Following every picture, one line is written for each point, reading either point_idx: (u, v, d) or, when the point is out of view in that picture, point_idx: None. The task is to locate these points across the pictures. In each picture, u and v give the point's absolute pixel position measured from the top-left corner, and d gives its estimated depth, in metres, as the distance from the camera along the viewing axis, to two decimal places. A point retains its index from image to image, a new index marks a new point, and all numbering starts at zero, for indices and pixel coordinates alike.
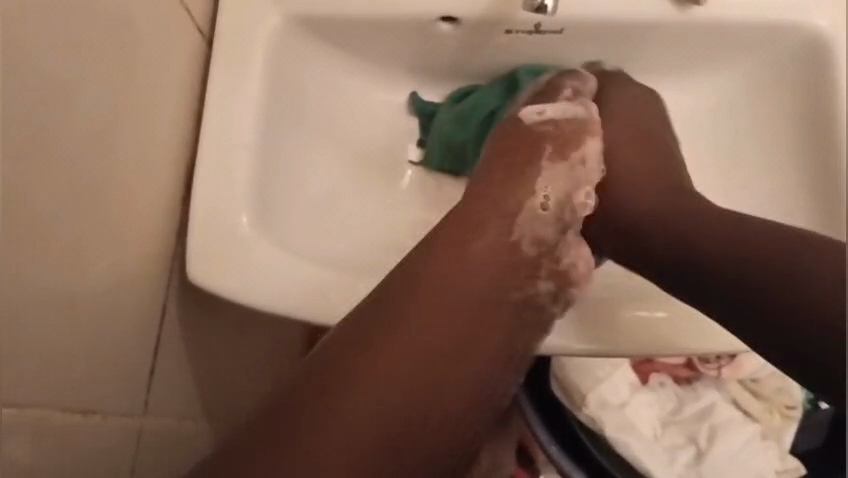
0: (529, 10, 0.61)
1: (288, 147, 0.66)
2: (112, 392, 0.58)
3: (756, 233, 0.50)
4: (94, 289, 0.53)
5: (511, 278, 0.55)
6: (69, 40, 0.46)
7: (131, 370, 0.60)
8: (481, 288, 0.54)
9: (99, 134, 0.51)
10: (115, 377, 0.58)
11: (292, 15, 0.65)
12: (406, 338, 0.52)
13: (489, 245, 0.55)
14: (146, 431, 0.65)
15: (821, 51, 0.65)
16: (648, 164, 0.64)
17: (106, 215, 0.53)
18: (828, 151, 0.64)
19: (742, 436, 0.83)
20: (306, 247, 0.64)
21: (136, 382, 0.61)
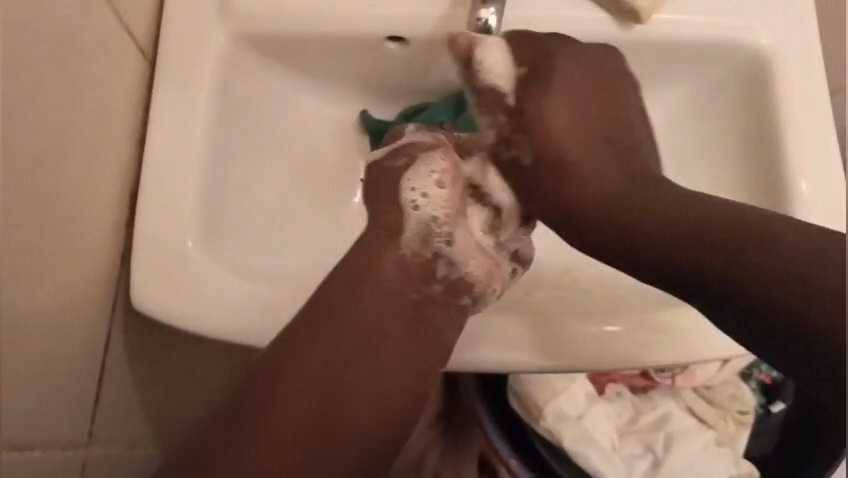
0: (474, 31, 0.62)
1: (235, 168, 0.65)
2: (57, 417, 0.56)
3: (789, 248, 0.42)
4: (38, 308, 0.51)
5: (418, 283, 0.54)
6: (21, 51, 0.46)
7: (75, 394, 0.58)
8: (395, 286, 0.53)
9: (49, 147, 0.50)
10: (58, 400, 0.56)
11: (237, 35, 0.64)
12: (323, 339, 0.51)
13: (396, 268, 0.53)
14: (92, 459, 0.63)
15: (760, 66, 0.67)
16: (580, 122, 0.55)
17: (53, 231, 0.52)
18: (769, 164, 0.65)
19: (698, 444, 0.85)
20: (256, 269, 0.63)
21: (80, 407, 0.59)
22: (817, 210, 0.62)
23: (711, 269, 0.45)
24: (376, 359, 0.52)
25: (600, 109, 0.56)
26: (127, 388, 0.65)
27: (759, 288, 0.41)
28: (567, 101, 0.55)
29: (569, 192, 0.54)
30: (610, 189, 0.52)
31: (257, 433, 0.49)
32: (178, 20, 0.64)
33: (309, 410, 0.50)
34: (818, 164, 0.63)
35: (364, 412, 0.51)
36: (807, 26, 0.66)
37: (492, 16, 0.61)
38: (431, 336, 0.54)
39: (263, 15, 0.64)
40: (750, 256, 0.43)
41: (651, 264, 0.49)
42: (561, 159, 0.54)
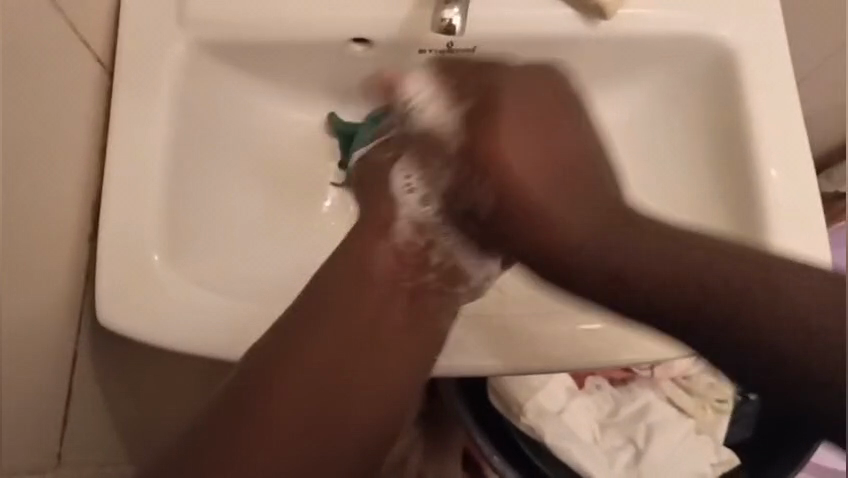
0: (439, 32, 0.61)
1: (199, 178, 0.64)
2: (20, 433, 0.58)
3: (741, 267, 0.41)
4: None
5: (412, 273, 0.52)
6: None
7: (39, 410, 0.59)
8: (389, 278, 0.52)
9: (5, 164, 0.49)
10: (25, 416, 0.58)
11: (196, 42, 0.63)
12: (321, 336, 0.51)
13: (387, 260, 0.51)
14: (65, 462, 0.65)
15: (725, 60, 0.67)
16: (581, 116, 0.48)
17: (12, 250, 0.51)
18: (737, 158, 0.65)
19: (678, 433, 0.85)
20: (224, 281, 0.62)
21: (46, 421, 0.60)
22: (785, 203, 0.62)
23: (690, 301, 0.41)
24: (375, 353, 0.51)
25: (571, 126, 0.45)
26: (96, 403, 0.64)
27: (741, 322, 0.40)
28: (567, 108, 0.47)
29: (535, 227, 0.44)
30: (588, 224, 0.44)
31: (254, 427, 0.50)
32: (135, 29, 0.62)
33: (309, 406, 0.50)
34: (784, 157, 0.63)
35: (362, 410, 0.51)
36: (770, 18, 0.67)
37: (456, 16, 0.60)
38: (431, 329, 0.53)
39: (223, 21, 0.63)
40: (746, 294, 0.40)
41: (621, 298, 0.44)
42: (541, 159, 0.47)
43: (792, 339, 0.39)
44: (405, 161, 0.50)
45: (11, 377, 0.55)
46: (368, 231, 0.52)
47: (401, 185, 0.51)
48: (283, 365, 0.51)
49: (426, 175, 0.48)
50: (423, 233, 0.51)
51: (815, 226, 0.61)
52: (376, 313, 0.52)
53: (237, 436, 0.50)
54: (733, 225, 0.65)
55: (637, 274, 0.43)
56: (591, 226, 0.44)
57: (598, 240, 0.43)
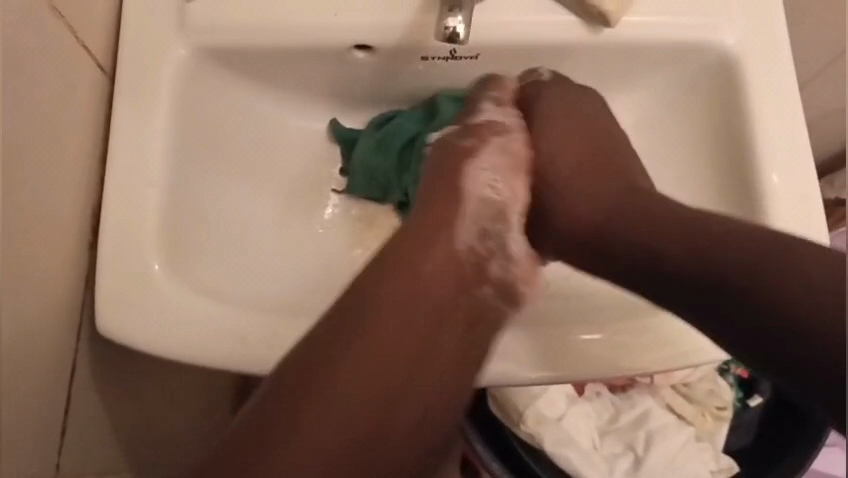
0: (443, 40, 0.60)
1: (199, 184, 0.64)
2: (28, 451, 0.55)
3: (729, 256, 0.46)
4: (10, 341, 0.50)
5: (474, 276, 0.52)
6: None
7: (44, 423, 0.56)
8: (451, 274, 0.50)
9: (11, 171, 0.48)
10: (34, 430, 0.55)
11: (198, 47, 0.62)
12: (380, 332, 0.47)
13: (438, 262, 0.50)
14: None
15: (729, 67, 0.66)
16: (577, 139, 0.60)
17: (17, 258, 0.50)
18: (741, 166, 0.65)
19: (678, 441, 0.85)
20: (225, 289, 0.61)
21: (48, 436, 0.57)
22: (790, 214, 0.62)
23: (711, 255, 0.46)
24: (438, 348, 0.49)
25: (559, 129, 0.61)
26: (93, 412, 0.63)
27: (714, 259, 0.46)
28: (568, 135, 0.60)
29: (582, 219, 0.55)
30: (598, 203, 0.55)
31: (281, 448, 0.43)
32: (134, 34, 0.62)
33: (361, 406, 0.45)
34: (789, 163, 0.63)
35: (417, 408, 0.47)
36: (773, 25, 0.66)
37: (460, 24, 0.59)
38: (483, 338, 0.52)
39: (224, 26, 0.62)
40: (712, 249, 0.47)
41: (666, 269, 0.49)
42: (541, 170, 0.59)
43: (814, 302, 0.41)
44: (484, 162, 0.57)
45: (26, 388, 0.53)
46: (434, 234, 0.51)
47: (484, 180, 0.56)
48: (346, 351, 0.46)
49: (500, 176, 0.57)
50: (485, 239, 0.54)
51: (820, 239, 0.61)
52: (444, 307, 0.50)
53: (274, 442, 0.43)
54: None
55: (688, 245, 0.48)
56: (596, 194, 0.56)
57: (601, 225, 0.54)
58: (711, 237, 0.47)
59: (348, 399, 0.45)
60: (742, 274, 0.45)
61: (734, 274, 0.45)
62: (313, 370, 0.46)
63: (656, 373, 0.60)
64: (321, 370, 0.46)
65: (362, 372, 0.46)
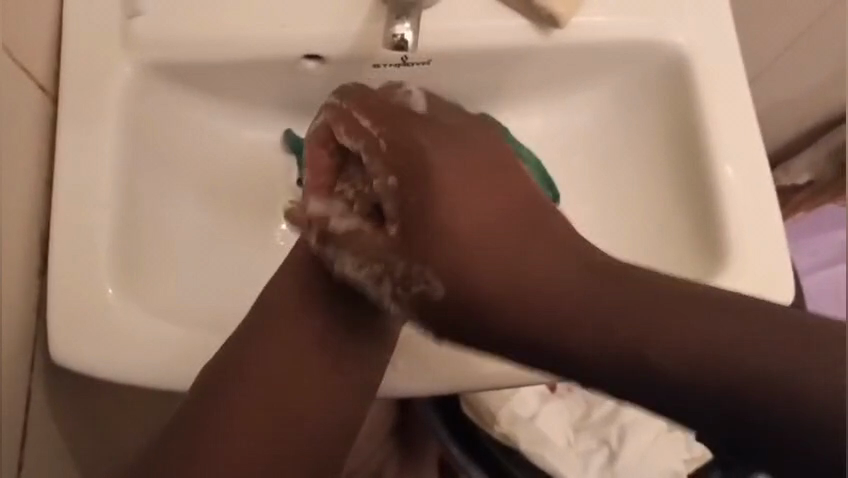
0: (391, 49, 0.59)
1: (150, 204, 0.62)
2: None
3: (718, 323, 0.37)
4: None
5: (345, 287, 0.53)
6: None
7: (6, 459, 0.53)
8: (327, 288, 0.52)
9: None
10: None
11: (144, 65, 0.61)
12: (272, 347, 0.51)
13: (320, 282, 0.53)
14: None
15: (680, 65, 0.67)
16: (487, 219, 0.42)
17: None
18: (695, 162, 0.65)
19: (650, 432, 0.84)
20: (182, 311, 0.60)
21: (8, 474, 0.53)
22: (747, 209, 0.62)
23: (726, 356, 0.36)
24: (324, 358, 0.52)
25: (464, 192, 0.43)
26: (55, 441, 0.61)
27: (746, 401, 0.35)
28: (473, 205, 0.42)
29: (513, 322, 0.41)
30: (558, 316, 0.40)
31: (208, 442, 0.49)
32: (79, 54, 0.61)
33: (267, 408, 0.50)
34: (741, 159, 0.63)
35: (315, 412, 0.51)
36: (720, 20, 0.67)
37: (407, 31, 0.59)
38: (367, 346, 0.53)
39: (171, 43, 0.61)
40: (728, 381, 0.36)
41: (649, 373, 0.38)
42: (498, 296, 0.41)
43: (790, 406, 0.34)
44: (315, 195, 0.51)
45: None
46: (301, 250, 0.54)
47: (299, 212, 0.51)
48: (245, 371, 0.51)
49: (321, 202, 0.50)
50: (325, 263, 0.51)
51: (779, 232, 0.61)
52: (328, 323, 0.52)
53: (203, 438, 0.49)
54: (693, 230, 0.65)
55: (720, 381, 0.36)
56: (544, 305, 0.40)
57: (560, 330, 0.40)
58: (723, 345, 0.36)
59: (250, 407, 0.50)
60: (726, 361, 0.36)
61: (723, 366, 0.36)
62: (225, 382, 0.50)
63: None
64: (229, 383, 0.50)
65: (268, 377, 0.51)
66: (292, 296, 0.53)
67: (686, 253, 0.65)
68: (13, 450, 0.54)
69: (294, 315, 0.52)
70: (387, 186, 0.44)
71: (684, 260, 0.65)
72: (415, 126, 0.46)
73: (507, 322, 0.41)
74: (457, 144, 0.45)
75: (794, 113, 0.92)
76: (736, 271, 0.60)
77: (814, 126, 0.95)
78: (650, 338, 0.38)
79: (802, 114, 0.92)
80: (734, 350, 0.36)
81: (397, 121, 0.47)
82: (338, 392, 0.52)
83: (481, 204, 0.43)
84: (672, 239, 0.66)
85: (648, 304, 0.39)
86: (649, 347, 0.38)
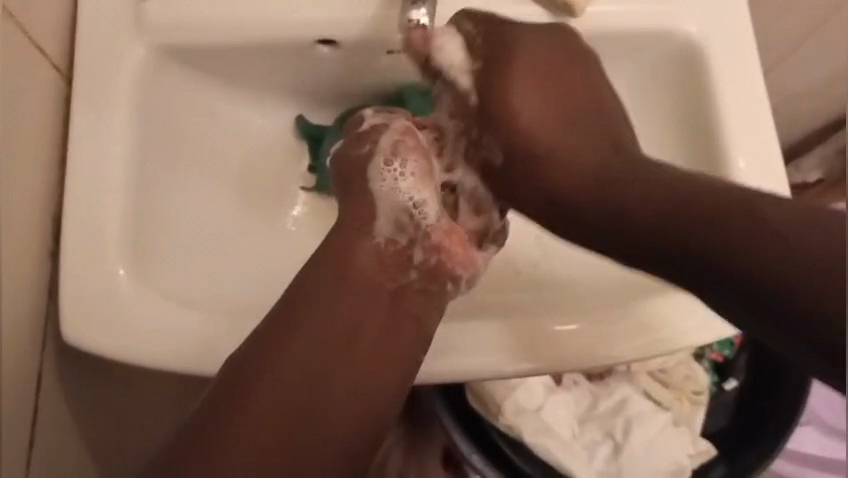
0: (407, 33, 0.61)
1: (161, 187, 0.62)
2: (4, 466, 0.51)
3: (735, 216, 0.40)
4: None
5: (395, 273, 0.55)
6: None
7: (17, 437, 0.53)
8: (368, 278, 0.54)
9: None
10: (9, 443, 0.52)
11: (157, 47, 0.61)
12: (302, 338, 0.51)
13: (372, 261, 0.55)
14: None
15: (694, 56, 0.66)
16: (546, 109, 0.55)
17: None
18: (707, 153, 0.65)
19: (657, 426, 0.85)
20: (192, 293, 0.60)
21: (19, 451, 0.53)
22: None
23: (719, 213, 0.41)
24: (359, 352, 0.52)
25: (545, 62, 0.57)
26: (64, 421, 0.62)
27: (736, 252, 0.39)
28: (534, 99, 0.56)
29: (546, 176, 0.53)
30: (583, 172, 0.52)
31: (228, 442, 0.48)
32: (91, 34, 0.61)
33: (294, 402, 0.50)
34: (754, 150, 0.63)
35: (344, 406, 0.51)
36: (735, 11, 0.67)
37: (423, 16, 0.60)
38: (408, 330, 0.55)
39: (184, 24, 0.61)
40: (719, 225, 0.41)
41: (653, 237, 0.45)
42: (544, 160, 0.54)
43: (813, 282, 0.35)
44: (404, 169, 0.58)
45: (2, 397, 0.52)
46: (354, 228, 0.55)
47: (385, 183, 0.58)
48: (271, 363, 0.50)
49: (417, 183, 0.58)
50: (402, 232, 0.56)
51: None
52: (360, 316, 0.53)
53: (222, 440, 0.49)
54: None
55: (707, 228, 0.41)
56: (579, 150, 0.53)
57: (577, 182, 0.52)
58: (703, 206, 0.42)
59: (274, 405, 0.50)
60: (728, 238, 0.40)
61: (715, 240, 0.41)
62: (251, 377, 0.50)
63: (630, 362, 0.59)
64: (252, 374, 0.50)
65: (293, 369, 0.51)
66: (319, 288, 0.53)
67: None
68: (23, 430, 0.54)
69: (325, 306, 0.52)
70: (467, 88, 0.57)
71: None
72: (512, 39, 0.57)
73: (549, 185, 0.53)
74: (536, 47, 0.57)
75: (807, 109, 0.92)
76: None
77: (825, 124, 0.95)
78: (675, 211, 0.44)
79: (813, 110, 0.92)
80: (723, 212, 0.41)
81: (493, 36, 0.57)
82: (369, 388, 0.52)
83: (550, 112, 0.55)
84: None
85: (698, 200, 0.43)
86: (673, 215, 0.44)
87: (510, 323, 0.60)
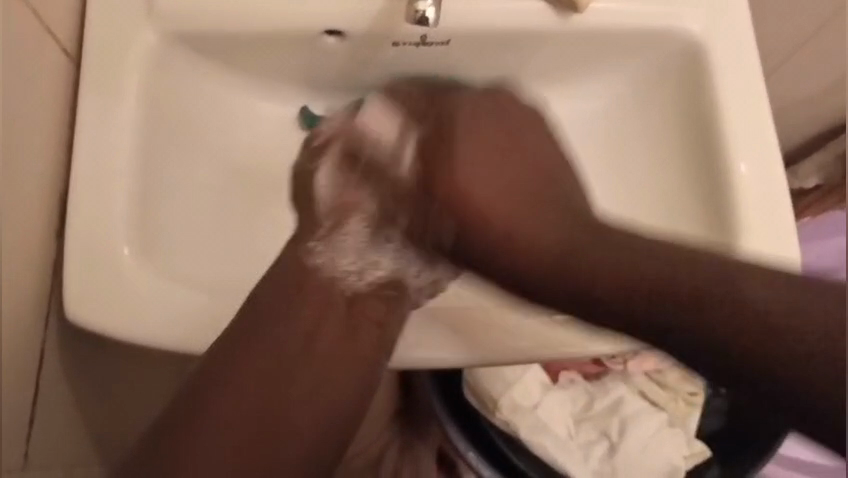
0: (412, 23, 0.61)
1: (168, 171, 0.63)
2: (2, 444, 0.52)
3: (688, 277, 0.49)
4: None
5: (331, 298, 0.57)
6: None
7: (18, 415, 0.54)
8: (322, 297, 0.56)
9: None
10: (9, 419, 0.53)
11: (166, 32, 0.62)
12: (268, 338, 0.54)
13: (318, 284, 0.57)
14: None
15: (697, 54, 0.67)
16: (497, 179, 0.59)
17: None
18: (708, 149, 0.66)
19: (651, 427, 0.85)
20: (197, 277, 0.61)
21: (20, 427, 0.54)
22: (757, 199, 0.63)
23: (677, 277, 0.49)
24: (314, 357, 0.55)
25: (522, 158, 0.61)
26: (64, 403, 0.62)
27: (716, 322, 0.46)
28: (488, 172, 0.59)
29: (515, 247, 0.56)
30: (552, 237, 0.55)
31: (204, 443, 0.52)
32: (102, 21, 0.61)
33: (254, 398, 0.53)
34: (752, 150, 0.64)
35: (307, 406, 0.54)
36: (737, 13, 0.68)
37: (430, 8, 0.59)
38: (364, 334, 0.57)
39: (193, 12, 0.62)
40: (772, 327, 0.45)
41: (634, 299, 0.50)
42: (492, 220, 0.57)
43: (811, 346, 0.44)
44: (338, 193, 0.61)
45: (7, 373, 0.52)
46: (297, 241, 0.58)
47: (316, 256, 0.57)
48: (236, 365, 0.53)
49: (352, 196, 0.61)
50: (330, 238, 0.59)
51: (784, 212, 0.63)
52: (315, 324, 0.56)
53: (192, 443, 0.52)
54: (702, 221, 0.66)
55: (680, 296, 0.48)
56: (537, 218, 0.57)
57: (539, 242, 0.55)
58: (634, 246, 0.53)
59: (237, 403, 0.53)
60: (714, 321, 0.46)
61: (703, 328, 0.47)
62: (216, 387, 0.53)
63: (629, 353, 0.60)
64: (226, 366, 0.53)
65: (254, 369, 0.54)
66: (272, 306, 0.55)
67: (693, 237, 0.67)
68: (23, 406, 0.55)
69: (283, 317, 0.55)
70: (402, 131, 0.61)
71: None
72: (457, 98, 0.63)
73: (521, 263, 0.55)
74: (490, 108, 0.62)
75: (807, 115, 0.93)
76: None
77: (822, 131, 0.96)
78: (581, 254, 0.53)
79: (809, 116, 0.93)
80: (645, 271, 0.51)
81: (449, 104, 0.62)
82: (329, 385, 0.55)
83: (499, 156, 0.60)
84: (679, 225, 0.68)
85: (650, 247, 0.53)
86: (587, 276, 0.52)
87: (508, 312, 0.60)
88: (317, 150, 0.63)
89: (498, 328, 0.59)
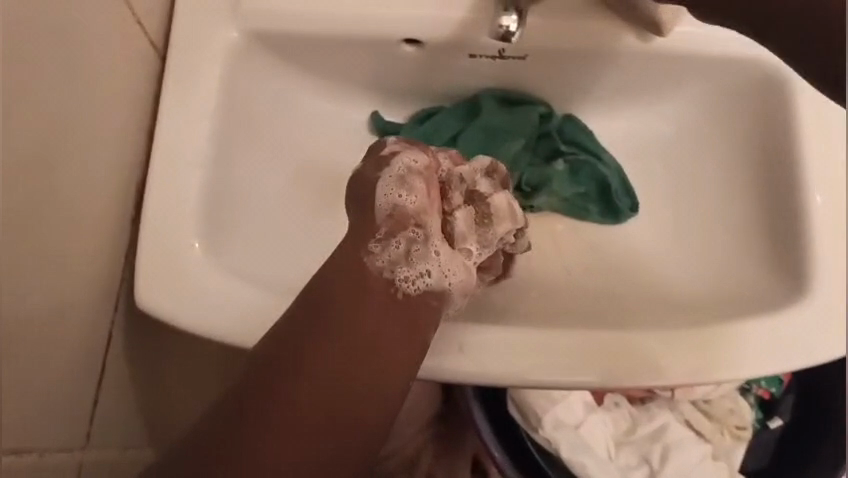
0: (495, 38, 0.61)
1: (240, 167, 0.64)
2: (51, 418, 0.53)
3: None
4: (56, 299, 0.51)
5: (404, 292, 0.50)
6: (43, 35, 0.45)
7: (72, 391, 0.55)
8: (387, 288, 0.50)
9: (63, 135, 0.49)
10: (64, 392, 0.54)
11: (249, 30, 0.63)
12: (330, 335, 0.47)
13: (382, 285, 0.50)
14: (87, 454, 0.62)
15: (778, 81, 0.67)
16: None
17: (65, 214, 0.51)
18: (783, 184, 0.66)
19: (695, 456, 0.84)
20: (260, 273, 0.62)
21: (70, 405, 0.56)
22: (829, 235, 0.63)
23: None
24: (379, 351, 0.48)
25: None
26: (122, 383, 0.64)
27: None
28: None
29: None
30: None
31: (262, 438, 0.45)
32: (188, 16, 0.63)
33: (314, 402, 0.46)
34: (832, 184, 0.63)
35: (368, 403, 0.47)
36: None
37: (514, 23, 0.60)
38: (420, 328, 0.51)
39: (276, 12, 0.63)
40: None
41: None
42: None
43: None
44: (412, 203, 0.52)
45: (68, 349, 0.54)
46: (361, 240, 0.51)
47: (376, 259, 0.50)
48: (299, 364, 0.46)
49: (421, 209, 0.52)
50: (402, 245, 0.51)
51: None
52: (381, 322, 0.48)
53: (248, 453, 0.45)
54: (771, 263, 0.65)
55: None
56: None
57: None
58: None
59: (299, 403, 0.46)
60: None
61: None
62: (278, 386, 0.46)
63: (685, 385, 0.59)
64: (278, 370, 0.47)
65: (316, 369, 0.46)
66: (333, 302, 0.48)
67: (759, 272, 0.66)
68: (80, 383, 0.56)
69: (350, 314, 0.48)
70: None
71: (760, 287, 0.65)
72: None
73: None
74: None
75: None
76: (792, 313, 0.60)
77: None
78: None
79: None
80: None
81: None
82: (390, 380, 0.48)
83: None
84: (746, 257, 0.68)
85: None
86: None
87: (562, 332, 0.60)
88: (383, 159, 0.53)
89: (554, 349, 0.59)
